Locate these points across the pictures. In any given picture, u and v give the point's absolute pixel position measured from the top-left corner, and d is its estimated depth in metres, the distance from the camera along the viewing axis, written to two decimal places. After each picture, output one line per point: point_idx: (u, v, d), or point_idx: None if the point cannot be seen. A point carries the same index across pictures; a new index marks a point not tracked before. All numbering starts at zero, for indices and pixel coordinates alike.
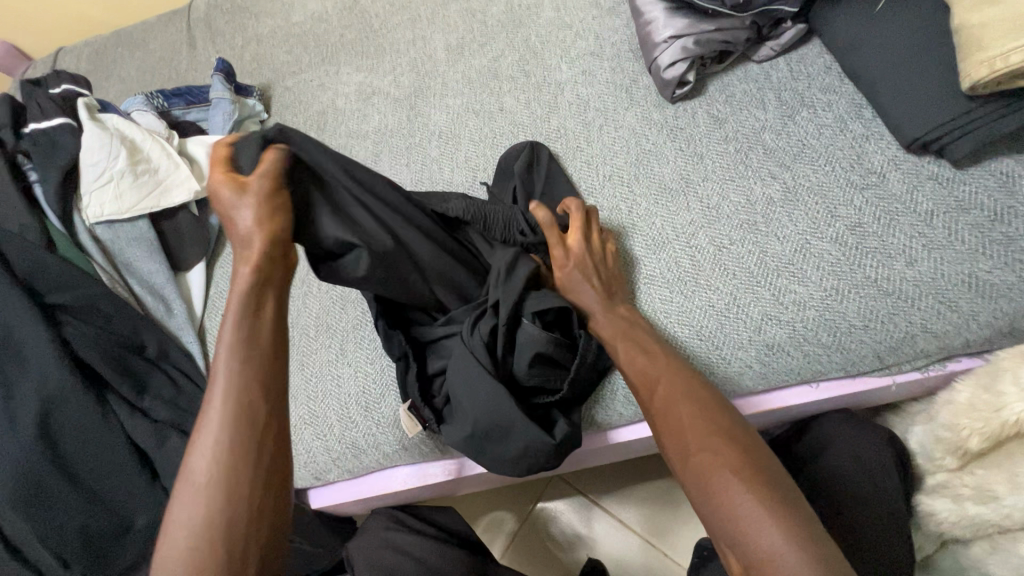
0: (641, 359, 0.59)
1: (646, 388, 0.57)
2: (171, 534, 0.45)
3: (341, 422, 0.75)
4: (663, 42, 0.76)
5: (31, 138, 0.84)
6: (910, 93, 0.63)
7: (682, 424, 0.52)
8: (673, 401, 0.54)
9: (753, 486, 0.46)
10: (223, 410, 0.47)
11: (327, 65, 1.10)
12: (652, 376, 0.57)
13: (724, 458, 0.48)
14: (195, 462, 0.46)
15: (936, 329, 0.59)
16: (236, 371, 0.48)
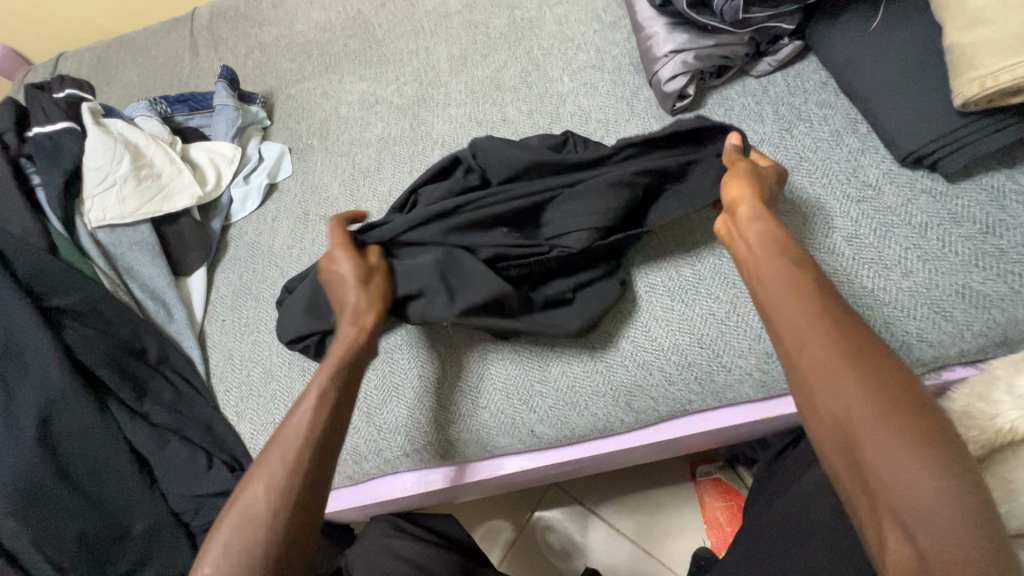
0: (792, 308, 0.52)
1: (799, 344, 0.50)
2: (235, 514, 0.55)
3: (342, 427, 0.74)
4: (664, 56, 0.78)
5: (36, 142, 0.84)
6: (903, 109, 0.65)
7: (850, 390, 0.46)
8: (838, 363, 0.47)
9: (931, 462, 0.42)
10: (308, 426, 0.58)
11: (330, 73, 1.11)
12: (807, 328, 0.50)
13: (907, 430, 0.43)
14: (268, 463, 0.56)
15: (932, 339, 0.61)
16: (313, 404, 0.59)
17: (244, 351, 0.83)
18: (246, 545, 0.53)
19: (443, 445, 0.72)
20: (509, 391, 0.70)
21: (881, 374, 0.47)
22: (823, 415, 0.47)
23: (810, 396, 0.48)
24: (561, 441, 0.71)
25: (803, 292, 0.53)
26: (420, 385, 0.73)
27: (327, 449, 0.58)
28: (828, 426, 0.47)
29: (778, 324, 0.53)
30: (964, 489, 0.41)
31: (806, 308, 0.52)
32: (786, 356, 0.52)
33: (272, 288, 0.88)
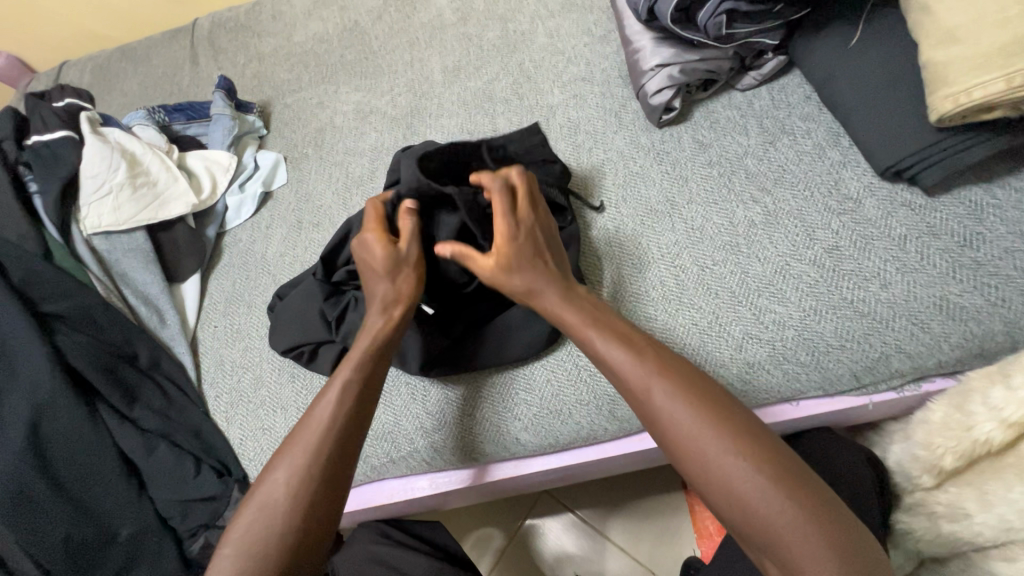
0: (624, 356, 0.55)
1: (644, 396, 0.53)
2: (248, 512, 0.55)
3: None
4: (650, 69, 0.79)
5: (34, 150, 0.86)
6: (882, 123, 0.66)
7: (694, 435, 0.50)
8: (680, 409, 0.51)
9: (778, 484, 0.47)
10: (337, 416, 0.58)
11: (326, 84, 1.13)
12: (647, 373, 0.54)
13: (749, 462, 0.48)
14: (279, 476, 0.56)
15: (910, 350, 0.61)
16: (342, 386, 0.60)
17: (235, 357, 0.84)
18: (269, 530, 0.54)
19: (428, 452, 0.72)
20: (494, 399, 0.71)
21: (703, 410, 0.51)
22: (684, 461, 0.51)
23: (667, 446, 0.52)
24: (545, 449, 0.71)
25: (627, 337, 0.57)
26: (407, 391, 0.74)
27: (352, 438, 0.59)
28: (691, 470, 0.50)
29: (618, 374, 0.55)
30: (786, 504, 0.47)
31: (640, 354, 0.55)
32: (634, 403, 0.55)
33: (264, 295, 0.89)
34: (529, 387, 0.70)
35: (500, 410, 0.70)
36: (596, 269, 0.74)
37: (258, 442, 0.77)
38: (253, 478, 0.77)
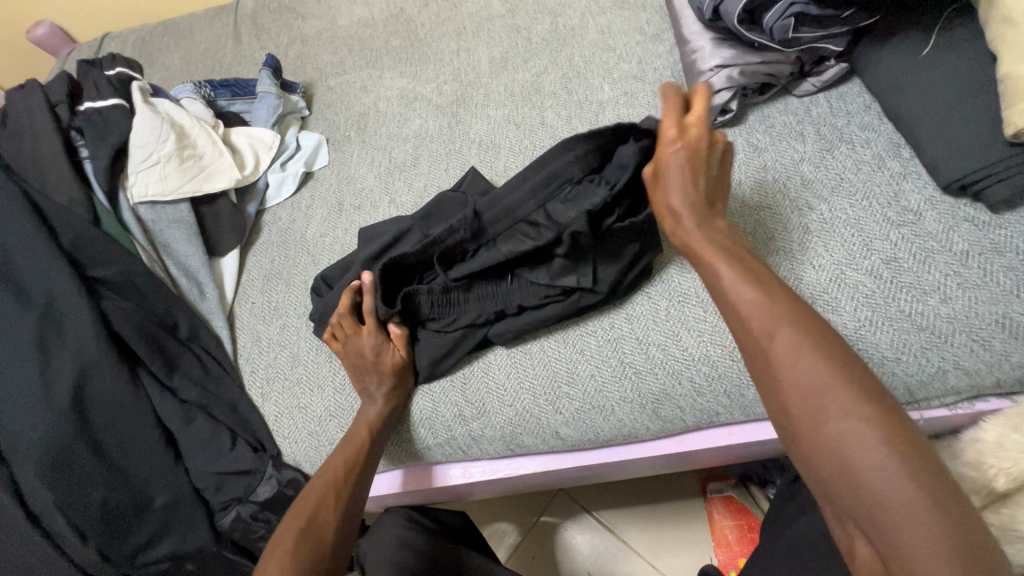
0: (754, 294, 0.50)
1: (772, 358, 0.47)
2: (293, 513, 0.61)
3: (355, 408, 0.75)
4: (709, 69, 0.78)
5: (86, 116, 0.86)
6: (950, 136, 0.65)
7: (814, 389, 0.44)
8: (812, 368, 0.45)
9: (904, 455, 0.40)
10: (364, 441, 0.67)
11: (370, 68, 1.13)
12: (774, 319, 0.48)
13: (873, 426, 0.41)
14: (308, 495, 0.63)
15: (968, 367, 0.60)
16: (371, 421, 0.69)
17: (272, 334, 0.84)
18: (296, 525, 0.60)
19: (466, 441, 0.72)
20: (536, 390, 0.70)
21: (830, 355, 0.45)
22: (795, 415, 0.45)
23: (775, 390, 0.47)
24: (583, 444, 0.71)
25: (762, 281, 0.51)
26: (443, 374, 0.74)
27: (367, 459, 0.67)
28: (801, 422, 0.45)
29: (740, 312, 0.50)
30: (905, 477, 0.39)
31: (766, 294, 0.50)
32: (751, 347, 0.49)
33: (303, 273, 0.89)
34: (571, 389, 0.69)
35: (538, 403, 0.70)
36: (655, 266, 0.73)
37: (293, 419, 0.78)
38: (287, 455, 0.77)
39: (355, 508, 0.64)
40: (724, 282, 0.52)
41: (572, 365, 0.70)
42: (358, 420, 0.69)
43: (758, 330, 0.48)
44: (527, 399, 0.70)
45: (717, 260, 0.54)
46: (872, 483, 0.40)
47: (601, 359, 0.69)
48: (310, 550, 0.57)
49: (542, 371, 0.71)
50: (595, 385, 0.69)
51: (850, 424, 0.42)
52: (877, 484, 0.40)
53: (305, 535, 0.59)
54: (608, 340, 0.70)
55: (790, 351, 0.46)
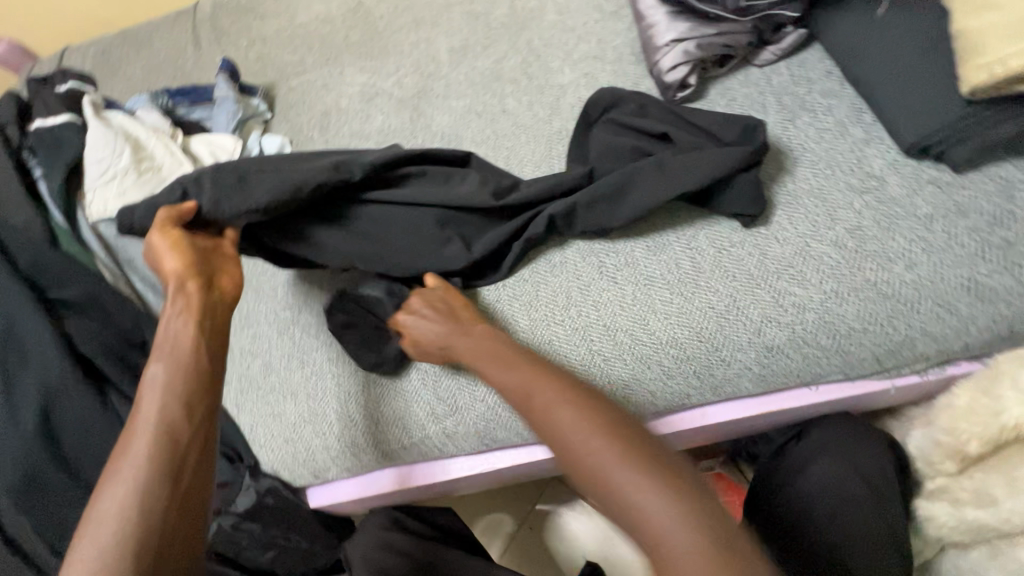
0: (579, 432, 0.52)
1: (586, 463, 0.51)
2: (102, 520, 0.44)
3: (327, 393, 0.75)
4: (665, 45, 0.77)
5: (38, 135, 0.85)
6: (910, 97, 0.64)
7: (598, 454, 0.50)
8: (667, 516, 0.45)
9: (679, 498, 0.46)
10: (157, 413, 0.49)
11: (330, 65, 1.10)
12: (557, 400, 0.55)
13: (637, 472, 0.47)
14: (120, 469, 0.46)
15: (935, 333, 0.60)
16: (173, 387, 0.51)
17: (244, 344, 0.84)
18: (108, 522, 0.43)
19: (440, 438, 0.72)
20: None
21: (601, 425, 0.52)
22: (585, 485, 0.50)
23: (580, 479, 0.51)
24: None
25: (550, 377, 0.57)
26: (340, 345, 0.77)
27: (201, 403, 0.51)
28: (594, 492, 0.50)
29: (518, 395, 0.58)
30: (677, 513, 0.45)
31: (582, 413, 0.53)
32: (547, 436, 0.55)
33: (269, 280, 0.86)
34: None
35: (507, 399, 0.69)
36: (618, 252, 0.71)
37: (268, 428, 0.78)
38: (263, 464, 0.78)
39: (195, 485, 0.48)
40: (566, 428, 0.53)
41: (543, 359, 0.69)
42: (164, 351, 0.54)
43: (586, 469, 0.50)
44: (498, 396, 0.70)
45: (512, 374, 0.59)
46: (649, 524, 0.46)
47: (570, 351, 0.68)
48: (151, 561, 0.43)
49: None
50: (566, 376, 0.68)
51: (631, 489, 0.47)
52: (645, 509, 0.46)
53: (127, 526, 0.43)
54: (575, 330, 0.69)
55: (568, 418, 0.53)
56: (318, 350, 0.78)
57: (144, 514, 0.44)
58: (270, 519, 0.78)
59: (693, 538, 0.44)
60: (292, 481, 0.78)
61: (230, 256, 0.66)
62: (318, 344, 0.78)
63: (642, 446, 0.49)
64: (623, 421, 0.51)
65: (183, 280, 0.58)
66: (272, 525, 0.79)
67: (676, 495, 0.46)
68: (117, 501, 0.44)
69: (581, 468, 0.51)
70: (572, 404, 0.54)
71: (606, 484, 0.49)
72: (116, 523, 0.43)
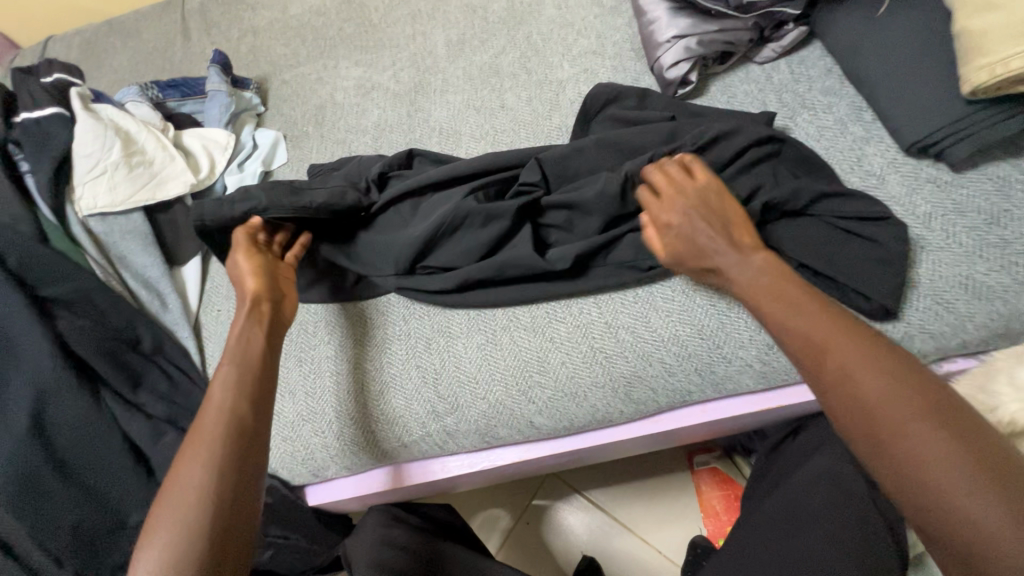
0: (808, 317, 0.50)
1: (841, 373, 0.47)
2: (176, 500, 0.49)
3: (326, 389, 0.75)
4: (666, 41, 0.76)
5: (23, 127, 0.82)
6: (910, 96, 0.64)
7: (894, 407, 0.44)
8: (856, 355, 0.47)
9: (929, 411, 0.44)
10: (229, 405, 0.54)
11: (325, 58, 1.09)
12: (834, 336, 0.49)
13: (921, 407, 0.44)
14: (197, 445, 0.52)
15: (934, 330, 0.60)
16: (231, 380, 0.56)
17: None
18: (181, 499, 0.49)
19: (441, 436, 0.72)
20: (508, 381, 0.69)
21: (891, 368, 0.46)
22: (876, 443, 0.44)
23: (871, 445, 0.45)
24: (559, 432, 0.70)
25: (807, 305, 0.51)
26: (339, 340, 0.77)
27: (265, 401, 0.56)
28: (902, 478, 0.42)
29: (797, 338, 0.50)
30: (969, 463, 0.41)
31: (842, 325, 0.49)
32: (810, 370, 0.49)
33: None
34: (543, 379, 0.68)
35: (510, 396, 0.69)
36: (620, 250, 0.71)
37: None
38: None
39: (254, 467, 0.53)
40: (772, 325, 0.53)
41: (545, 356, 0.69)
42: (237, 350, 0.59)
43: (815, 347, 0.49)
44: (499, 393, 0.69)
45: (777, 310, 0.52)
46: (921, 460, 0.42)
47: (571, 348, 0.68)
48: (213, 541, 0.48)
49: (510, 362, 0.70)
50: (568, 373, 0.68)
51: (941, 438, 0.42)
52: (938, 468, 0.41)
53: (202, 501, 0.49)
54: (576, 327, 0.69)
55: (866, 379, 0.46)
56: (317, 346, 0.77)
57: (223, 492, 0.50)
58: (268, 519, 0.77)
59: (995, 510, 0.39)
60: (290, 480, 0.77)
61: (292, 268, 0.71)
62: (316, 341, 0.77)
63: (949, 411, 0.43)
64: (921, 377, 0.46)
65: (258, 301, 0.63)
66: (270, 525, 0.78)
67: (950, 421, 0.43)
68: (196, 479, 0.50)
69: (832, 388, 0.47)
70: (845, 345, 0.48)
71: (902, 440, 0.43)
72: (189, 500, 0.49)
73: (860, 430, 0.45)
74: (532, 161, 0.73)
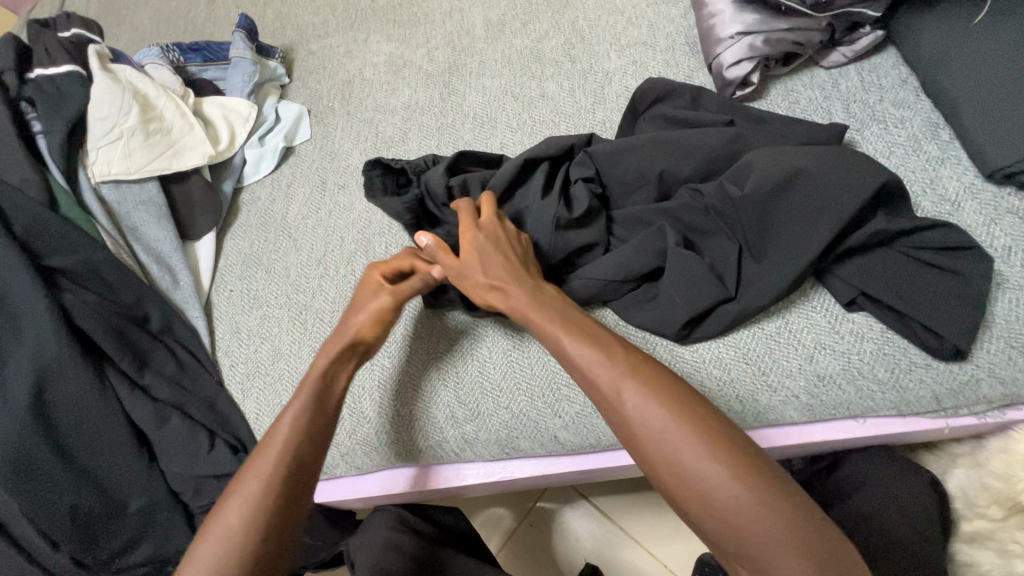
0: (597, 360, 0.51)
1: (657, 440, 0.47)
2: (213, 530, 0.50)
3: (405, 393, 0.69)
4: (729, 37, 0.70)
5: (37, 84, 0.78)
6: (999, 119, 0.59)
7: (666, 446, 0.46)
8: (657, 415, 0.47)
9: (727, 461, 0.45)
10: (286, 449, 0.53)
11: (355, 31, 1.03)
12: (619, 378, 0.50)
13: (717, 458, 0.45)
14: (244, 493, 0.51)
15: (1004, 376, 0.55)
16: (302, 409, 0.56)
17: (252, 326, 0.79)
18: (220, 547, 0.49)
19: (458, 443, 0.68)
20: (534, 392, 0.66)
21: (686, 411, 0.47)
22: (675, 491, 0.46)
23: (669, 494, 0.47)
24: (583, 449, 0.67)
25: (599, 342, 0.52)
26: (426, 347, 0.70)
27: (311, 452, 0.55)
28: (698, 515, 0.46)
29: (588, 381, 0.51)
30: (756, 507, 0.43)
31: (607, 360, 0.51)
32: (607, 410, 0.51)
33: (284, 260, 0.83)
34: (572, 395, 0.65)
35: (536, 409, 0.65)
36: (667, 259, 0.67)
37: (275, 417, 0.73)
38: None
39: (290, 524, 0.52)
40: (567, 351, 0.53)
41: None
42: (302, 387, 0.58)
43: (607, 392, 0.50)
44: (524, 404, 0.65)
45: (555, 329, 0.54)
46: (710, 499, 0.44)
47: None
48: None
49: (540, 373, 0.66)
50: None
51: (710, 478, 0.44)
52: (723, 506, 0.44)
53: (241, 555, 0.48)
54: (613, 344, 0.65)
55: (659, 420, 0.47)
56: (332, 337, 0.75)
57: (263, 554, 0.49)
58: None
59: (784, 543, 0.42)
60: None
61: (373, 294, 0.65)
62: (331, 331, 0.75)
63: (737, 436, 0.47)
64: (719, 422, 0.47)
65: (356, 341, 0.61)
66: None
67: (716, 457, 0.45)
68: (229, 525, 0.49)
69: (636, 440, 0.48)
70: (635, 389, 0.49)
71: (704, 489, 0.45)
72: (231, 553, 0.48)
73: (668, 481, 0.47)
74: (582, 154, 0.69)
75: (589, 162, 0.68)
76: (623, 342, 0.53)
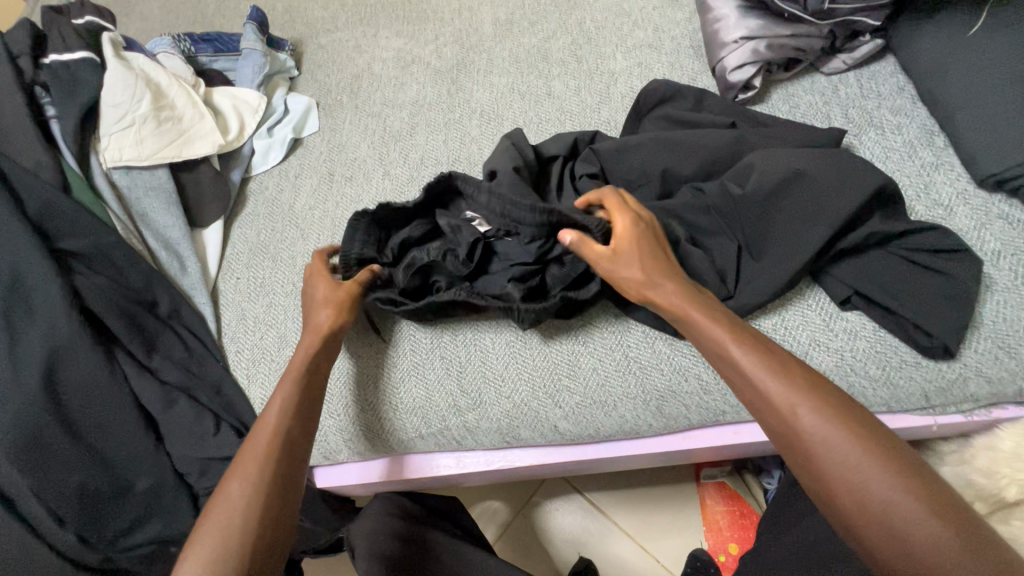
0: (768, 378, 0.49)
1: (840, 463, 0.44)
2: (219, 504, 0.51)
3: (379, 376, 0.71)
4: (733, 41, 0.72)
5: (52, 70, 0.79)
6: (991, 127, 0.61)
7: (851, 468, 0.44)
8: (839, 441, 0.45)
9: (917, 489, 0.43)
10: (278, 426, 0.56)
11: (364, 25, 1.04)
12: (792, 396, 0.47)
13: (908, 485, 0.43)
14: (246, 468, 0.53)
15: (991, 375, 0.57)
16: (289, 392, 0.58)
17: (258, 313, 0.80)
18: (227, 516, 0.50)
19: (460, 432, 0.69)
20: (537, 383, 0.67)
21: (864, 433, 0.45)
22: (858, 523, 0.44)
23: (851, 523, 0.44)
24: (583, 439, 0.68)
25: (773, 356, 0.51)
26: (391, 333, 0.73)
27: (302, 431, 0.57)
28: (882, 549, 0.42)
29: (757, 397, 0.49)
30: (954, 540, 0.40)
31: (779, 378, 0.49)
32: (778, 431, 0.48)
33: (290, 249, 0.84)
34: (572, 386, 0.66)
35: (538, 398, 0.67)
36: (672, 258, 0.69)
37: None
38: None
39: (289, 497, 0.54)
40: (742, 366, 0.51)
41: (572, 362, 0.67)
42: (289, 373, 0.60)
43: (779, 411, 0.48)
44: (526, 394, 0.67)
45: (724, 342, 0.52)
46: (902, 530, 0.42)
47: (604, 357, 0.66)
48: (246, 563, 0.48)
49: (540, 364, 0.68)
50: (597, 385, 0.66)
51: (904, 508, 0.42)
52: (919, 542, 0.41)
53: (241, 524, 0.50)
54: (613, 338, 0.67)
55: (834, 442, 0.45)
56: None
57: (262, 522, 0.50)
58: None
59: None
60: None
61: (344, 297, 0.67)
62: None
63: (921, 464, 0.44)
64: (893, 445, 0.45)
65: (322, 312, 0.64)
66: None
67: (912, 486, 0.43)
68: (237, 495, 0.51)
69: (817, 472, 0.46)
70: (811, 408, 0.47)
71: (891, 518, 0.42)
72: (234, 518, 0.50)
73: (849, 507, 0.44)
74: (588, 151, 0.71)
75: (594, 158, 0.70)
76: (793, 360, 0.51)
